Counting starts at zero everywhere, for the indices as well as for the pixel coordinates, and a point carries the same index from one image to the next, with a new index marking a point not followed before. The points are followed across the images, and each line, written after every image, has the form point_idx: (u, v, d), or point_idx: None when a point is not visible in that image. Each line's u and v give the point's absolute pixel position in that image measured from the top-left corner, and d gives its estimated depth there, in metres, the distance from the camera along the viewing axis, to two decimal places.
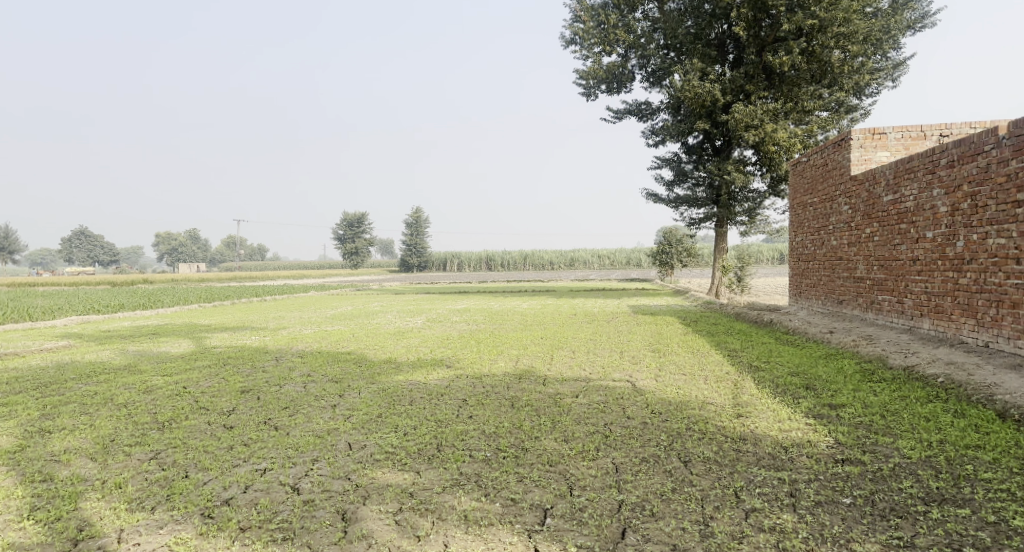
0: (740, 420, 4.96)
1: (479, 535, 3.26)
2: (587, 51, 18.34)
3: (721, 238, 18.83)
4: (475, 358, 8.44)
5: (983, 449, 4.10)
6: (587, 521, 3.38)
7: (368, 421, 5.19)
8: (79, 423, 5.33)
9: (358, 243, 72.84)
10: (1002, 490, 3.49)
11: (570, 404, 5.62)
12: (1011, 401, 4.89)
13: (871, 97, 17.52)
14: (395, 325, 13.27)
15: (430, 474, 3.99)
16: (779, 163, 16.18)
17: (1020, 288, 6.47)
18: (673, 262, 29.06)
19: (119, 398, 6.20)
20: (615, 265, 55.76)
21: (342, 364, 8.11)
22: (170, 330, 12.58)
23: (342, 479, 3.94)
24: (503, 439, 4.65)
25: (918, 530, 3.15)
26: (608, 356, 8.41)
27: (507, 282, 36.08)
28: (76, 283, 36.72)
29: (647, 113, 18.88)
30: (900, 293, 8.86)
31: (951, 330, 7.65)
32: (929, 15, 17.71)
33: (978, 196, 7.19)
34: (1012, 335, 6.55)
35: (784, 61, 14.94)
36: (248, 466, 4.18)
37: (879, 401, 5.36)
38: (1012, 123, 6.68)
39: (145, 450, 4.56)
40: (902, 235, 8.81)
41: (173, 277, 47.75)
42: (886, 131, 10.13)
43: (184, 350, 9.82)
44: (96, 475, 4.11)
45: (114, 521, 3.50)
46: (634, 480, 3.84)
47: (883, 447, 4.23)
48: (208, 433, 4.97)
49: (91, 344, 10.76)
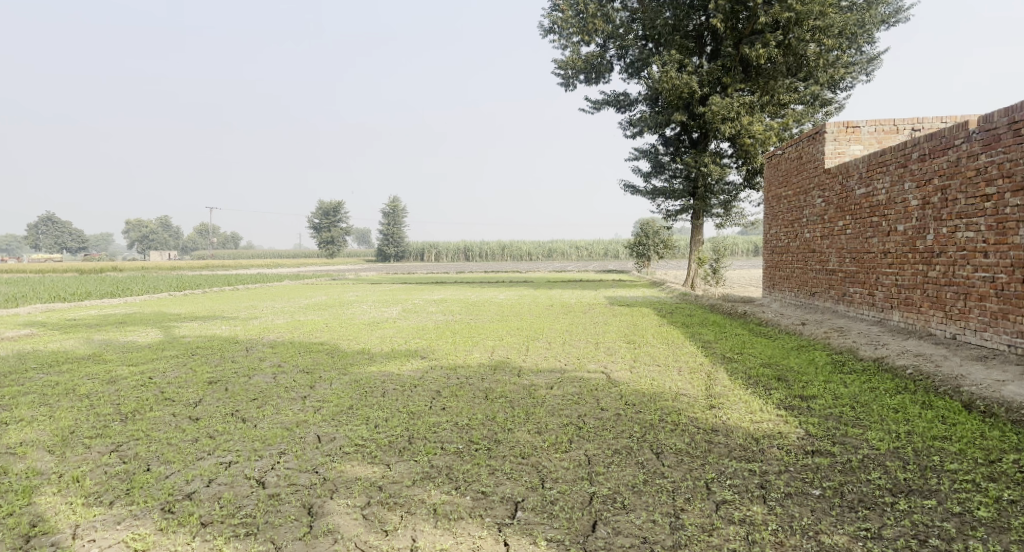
0: (712, 411, 4.98)
1: (448, 529, 3.21)
2: (565, 41, 18.27)
3: (697, 230, 18.95)
4: (450, 349, 8.36)
5: (949, 440, 4.16)
6: (557, 514, 3.34)
7: (339, 413, 5.10)
8: (38, 414, 5.15)
9: (334, 232, 72.05)
10: (967, 481, 3.55)
11: (544, 396, 5.60)
12: (977, 393, 4.98)
13: (845, 91, 17.73)
14: (370, 315, 13.15)
15: (400, 466, 3.93)
16: (754, 155, 16.28)
17: (987, 281, 6.60)
18: (650, 253, 29.27)
19: (81, 388, 6.01)
20: (592, 256, 56.01)
21: (314, 355, 7.97)
22: (137, 320, 12.28)
23: (309, 472, 3.85)
24: (475, 432, 4.59)
25: (886, 522, 3.18)
26: (584, 347, 8.41)
27: (483, 273, 35.92)
28: (41, 271, 35.58)
29: (625, 104, 18.90)
30: (871, 286, 9.00)
31: (920, 322, 7.79)
32: (902, 11, 17.90)
33: (947, 190, 7.30)
34: (979, 327, 6.69)
35: (761, 54, 15.03)
36: (213, 459, 4.07)
37: (849, 392, 5.43)
38: (982, 118, 6.78)
39: (106, 443, 4.40)
40: (874, 228, 8.93)
41: (144, 265, 46.71)
42: (860, 125, 10.26)
43: (152, 339, 9.60)
44: (52, 469, 3.96)
45: (69, 516, 3.37)
46: (607, 472, 3.81)
47: (853, 438, 4.28)
48: (172, 425, 4.83)
49: (54, 333, 10.45)
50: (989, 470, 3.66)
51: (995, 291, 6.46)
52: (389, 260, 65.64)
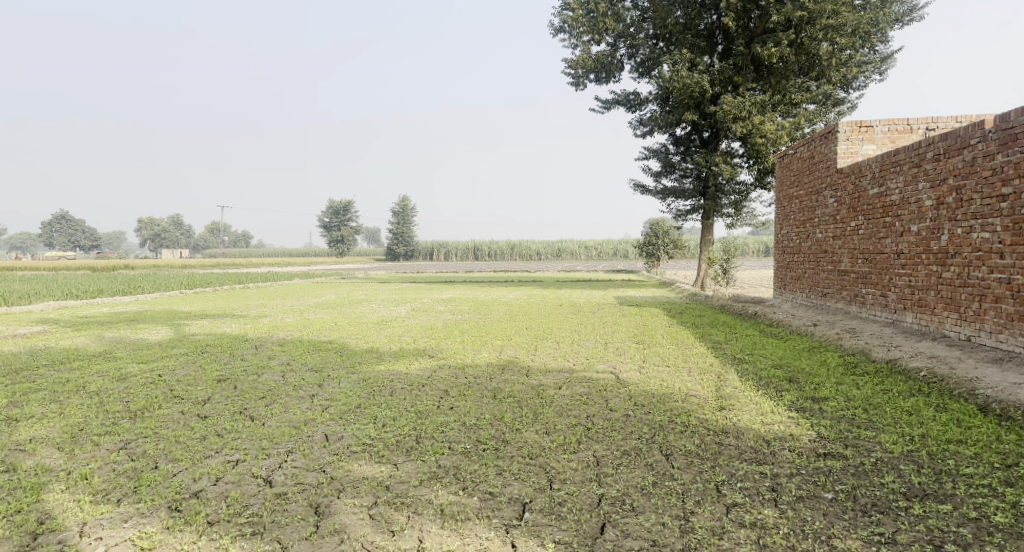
0: (723, 412, 4.94)
1: (455, 530, 3.18)
2: (575, 40, 18.21)
3: (707, 230, 18.83)
4: (459, 348, 8.34)
5: (965, 444, 4.09)
6: (565, 516, 3.31)
7: (348, 412, 5.08)
8: (48, 411, 5.17)
9: (344, 231, 72.38)
10: (982, 486, 3.48)
11: (552, 396, 5.56)
12: (993, 396, 4.91)
13: (858, 90, 17.56)
14: (379, 314, 13.16)
15: (407, 467, 3.91)
16: (766, 155, 16.14)
17: (1002, 282, 6.49)
18: (660, 253, 29.13)
19: (92, 386, 6.04)
20: (602, 256, 55.91)
21: (322, 353, 7.99)
22: (148, 317, 12.40)
23: (316, 471, 3.84)
24: (483, 432, 4.56)
25: (900, 526, 3.12)
26: (592, 347, 8.36)
27: (492, 273, 35.99)
28: (55, 269, 35.89)
29: (635, 104, 18.81)
30: (884, 287, 8.90)
31: (933, 323, 7.68)
32: (916, 10, 17.70)
33: (963, 189, 7.19)
34: (994, 329, 6.59)
35: (773, 53, 14.91)
36: (221, 458, 4.07)
37: (861, 394, 5.37)
38: (999, 118, 6.67)
39: (115, 440, 4.41)
40: (887, 228, 8.83)
41: (154, 263, 46.97)
42: (873, 124, 10.13)
43: (162, 337, 9.64)
44: (61, 466, 3.97)
45: (76, 513, 3.38)
46: (616, 474, 3.77)
47: (865, 441, 4.21)
48: (181, 422, 4.84)
49: (66, 330, 10.56)
50: (1006, 475, 3.59)
51: (1010, 292, 6.36)
52: (399, 259, 65.94)
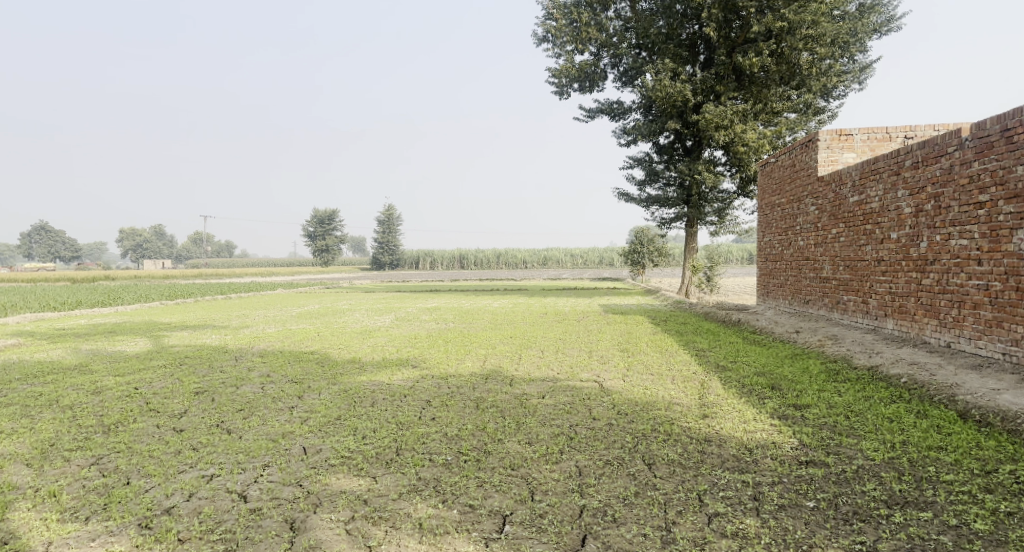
0: (706, 420, 4.91)
1: (433, 545, 3.13)
2: (559, 49, 18.31)
3: (691, 238, 18.94)
4: (442, 358, 8.26)
5: (945, 450, 4.11)
6: (546, 528, 3.27)
7: (327, 424, 5.00)
8: (18, 426, 5.04)
9: (329, 240, 71.72)
10: (963, 493, 3.49)
11: (535, 405, 5.51)
12: (972, 401, 4.94)
13: (838, 99, 17.82)
14: (362, 324, 13.00)
15: (386, 480, 3.84)
16: (748, 163, 16.27)
17: (981, 289, 6.58)
18: (644, 261, 29.21)
19: (65, 400, 5.89)
20: (588, 264, 56.09)
21: (304, 365, 7.87)
22: (127, 329, 12.19)
23: (292, 485, 3.76)
24: (465, 442, 4.51)
25: (881, 535, 3.12)
26: (577, 356, 8.31)
27: (479, 282, 35.88)
28: (30, 280, 35.28)
29: (619, 113, 18.92)
30: (864, 294, 8.98)
31: (914, 329, 7.75)
32: (894, 20, 17.98)
33: (941, 197, 7.29)
34: (973, 335, 6.66)
35: (754, 62, 15.10)
36: (195, 472, 3.97)
37: (843, 401, 5.38)
38: (975, 126, 6.79)
39: (86, 456, 4.30)
40: (867, 236, 8.92)
41: (133, 273, 46.20)
42: (853, 133, 10.28)
43: (140, 349, 9.45)
44: (29, 483, 3.85)
45: (42, 532, 3.28)
46: (597, 484, 3.73)
47: (847, 448, 4.21)
48: (156, 437, 4.72)
49: (41, 343, 10.31)
50: (985, 481, 3.61)
51: (989, 299, 6.45)
52: (383, 269, 65.47)
